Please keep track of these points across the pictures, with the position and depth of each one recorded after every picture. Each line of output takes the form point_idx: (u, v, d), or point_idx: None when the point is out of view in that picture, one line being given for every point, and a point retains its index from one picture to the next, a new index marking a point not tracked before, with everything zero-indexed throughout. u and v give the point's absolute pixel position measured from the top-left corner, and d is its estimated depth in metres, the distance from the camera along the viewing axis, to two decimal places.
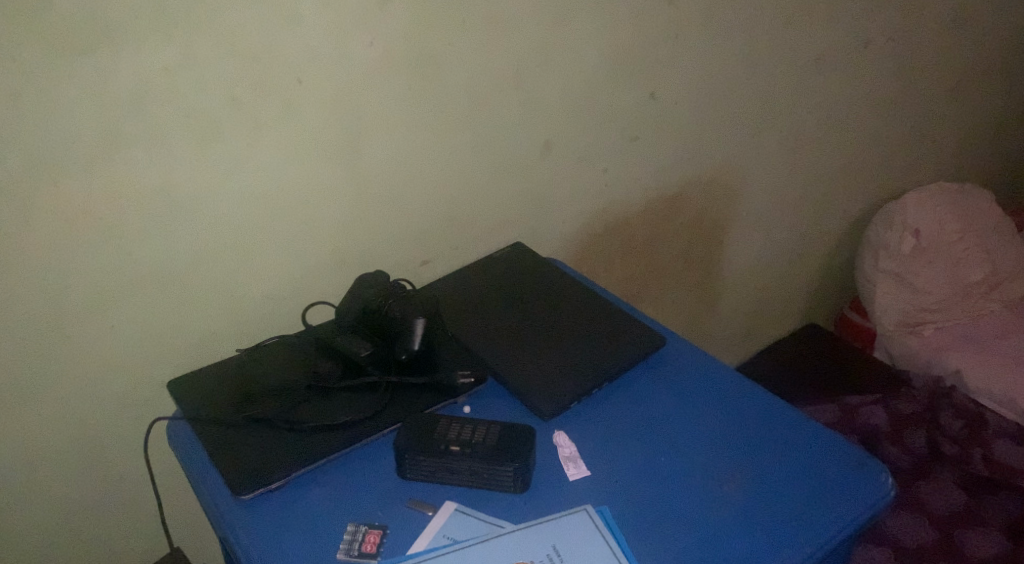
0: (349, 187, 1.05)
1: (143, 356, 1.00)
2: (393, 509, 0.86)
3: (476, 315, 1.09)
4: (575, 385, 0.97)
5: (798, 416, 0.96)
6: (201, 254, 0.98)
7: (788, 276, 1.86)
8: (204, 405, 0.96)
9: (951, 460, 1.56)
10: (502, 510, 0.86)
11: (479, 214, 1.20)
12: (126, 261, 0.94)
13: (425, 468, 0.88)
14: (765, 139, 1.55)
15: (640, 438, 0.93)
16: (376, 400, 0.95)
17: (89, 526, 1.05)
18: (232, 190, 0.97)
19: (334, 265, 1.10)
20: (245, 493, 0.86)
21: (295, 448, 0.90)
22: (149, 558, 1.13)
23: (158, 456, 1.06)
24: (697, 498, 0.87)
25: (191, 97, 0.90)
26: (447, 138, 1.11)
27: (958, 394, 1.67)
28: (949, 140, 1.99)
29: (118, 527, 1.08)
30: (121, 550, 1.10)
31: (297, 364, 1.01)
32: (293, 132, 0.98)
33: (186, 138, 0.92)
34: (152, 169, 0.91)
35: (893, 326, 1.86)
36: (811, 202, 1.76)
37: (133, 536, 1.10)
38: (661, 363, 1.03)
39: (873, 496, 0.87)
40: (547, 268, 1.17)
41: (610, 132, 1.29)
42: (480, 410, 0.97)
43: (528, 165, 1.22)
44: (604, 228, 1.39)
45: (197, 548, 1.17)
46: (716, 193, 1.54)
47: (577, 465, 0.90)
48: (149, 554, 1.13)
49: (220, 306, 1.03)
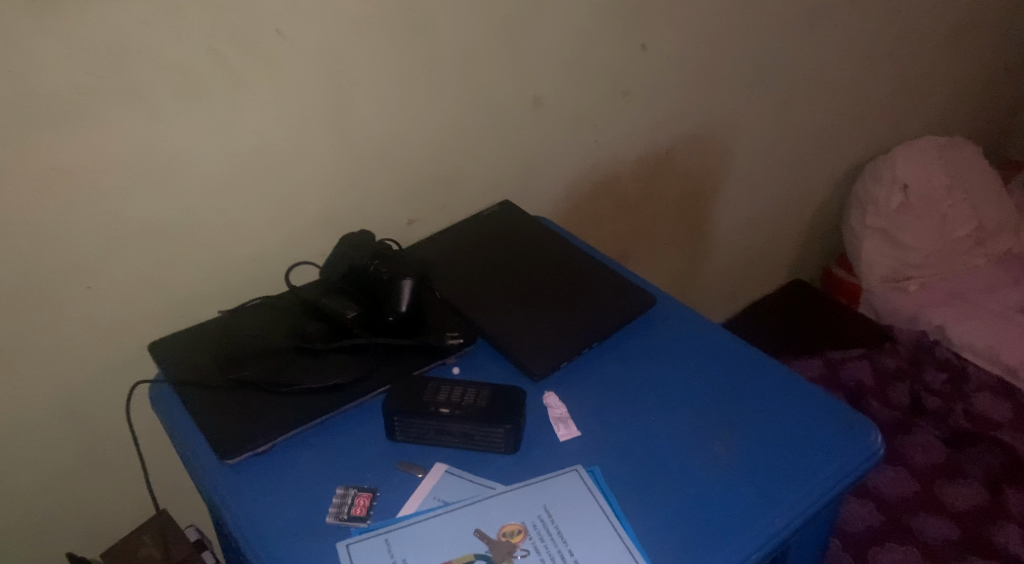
0: (331, 144, 1.02)
1: (125, 319, 0.97)
2: (382, 471, 0.85)
3: (464, 274, 1.07)
4: (566, 346, 0.97)
5: (789, 375, 0.95)
6: (182, 213, 0.95)
7: (777, 234, 1.85)
8: (187, 367, 0.94)
9: (934, 414, 1.59)
10: (492, 471, 0.85)
11: (467, 171, 1.17)
12: (102, 221, 0.90)
13: (415, 429, 0.87)
14: (755, 93, 1.53)
15: (631, 398, 0.93)
16: (364, 362, 0.94)
17: (76, 490, 1.04)
18: (213, 148, 0.93)
19: (320, 224, 1.06)
20: (232, 457, 0.85)
21: (282, 411, 0.89)
22: (138, 520, 1.12)
23: (142, 423, 1.04)
24: (689, 457, 0.86)
25: (168, 51, 0.86)
26: (435, 93, 1.08)
27: (941, 348, 1.71)
28: (941, 93, 1.97)
29: (105, 490, 1.06)
30: (109, 511, 1.08)
31: (284, 326, 0.99)
32: (276, 85, 0.94)
33: (164, 92, 0.88)
34: (126, 126, 0.87)
35: (878, 281, 1.87)
36: (800, 155, 1.74)
37: (120, 501, 1.08)
38: (651, 323, 1.03)
39: (862, 455, 0.87)
40: (535, 227, 1.16)
41: (600, 86, 1.26)
42: (470, 372, 0.97)
43: (516, 121, 1.19)
44: (593, 186, 1.36)
45: (186, 510, 1.15)
46: (706, 150, 1.52)
47: (568, 425, 0.89)
48: (139, 517, 1.12)
49: (202, 267, 0.99)
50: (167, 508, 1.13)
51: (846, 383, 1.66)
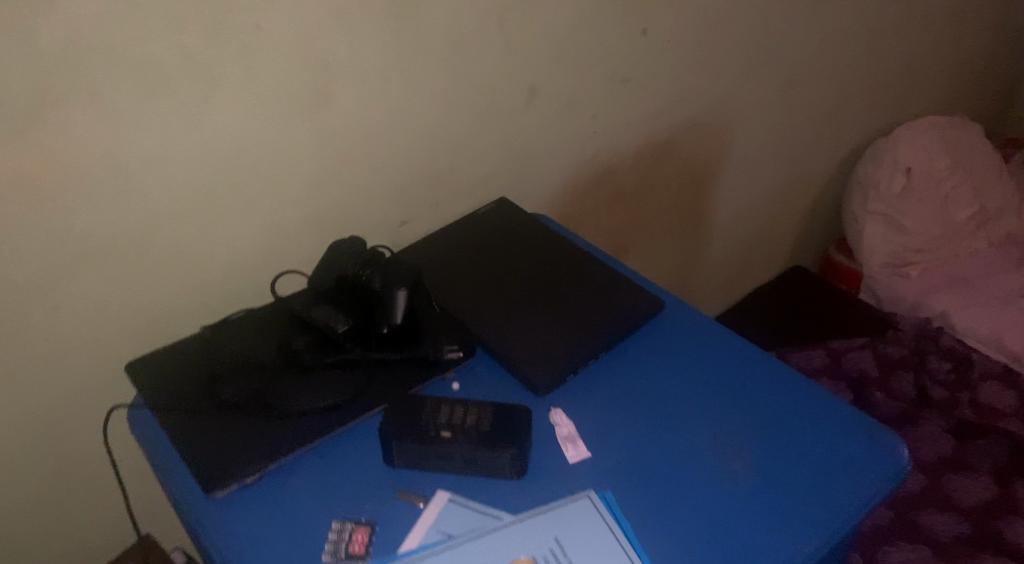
0: (317, 144, 0.94)
1: (97, 339, 0.89)
2: (380, 501, 0.79)
3: (462, 279, 1.01)
4: (571, 355, 0.90)
5: (809, 383, 0.89)
6: (156, 224, 0.87)
7: (777, 220, 1.80)
8: (168, 389, 0.87)
9: (939, 405, 1.54)
10: (498, 498, 0.79)
11: (461, 168, 1.10)
12: (67, 235, 0.82)
13: (415, 454, 0.81)
14: (757, 76, 1.46)
15: (643, 411, 0.86)
16: (356, 380, 0.88)
17: (52, 520, 0.97)
18: (187, 152, 0.85)
19: (305, 229, 0.98)
20: (218, 491, 0.79)
21: (271, 437, 0.82)
22: (118, 547, 1.05)
23: (121, 446, 0.97)
24: (708, 476, 0.81)
25: (135, 48, 0.78)
26: (427, 86, 1.00)
27: (945, 336, 1.66)
28: (943, 71, 1.91)
29: (81, 518, 0.99)
30: (86, 540, 1.01)
31: (270, 338, 0.92)
32: (254, 83, 0.86)
33: (130, 93, 0.80)
34: (91, 132, 0.79)
35: (879, 267, 1.82)
36: (801, 139, 1.68)
37: (100, 527, 1.02)
38: (661, 328, 0.96)
39: (890, 472, 0.81)
40: (534, 226, 1.09)
41: (600, 74, 1.19)
42: (470, 386, 0.90)
43: (513, 114, 1.11)
44: (591, 178, 1.30)
45: (169, 533, 1.09)
46: (707, 137, 1.46)
47: (577, 445, 0.83)
48: (119, 544, 1.05)
49: (181, 279, 0.92)
50: (150, 533, 1.06)
51: (848, 373, 1.61)
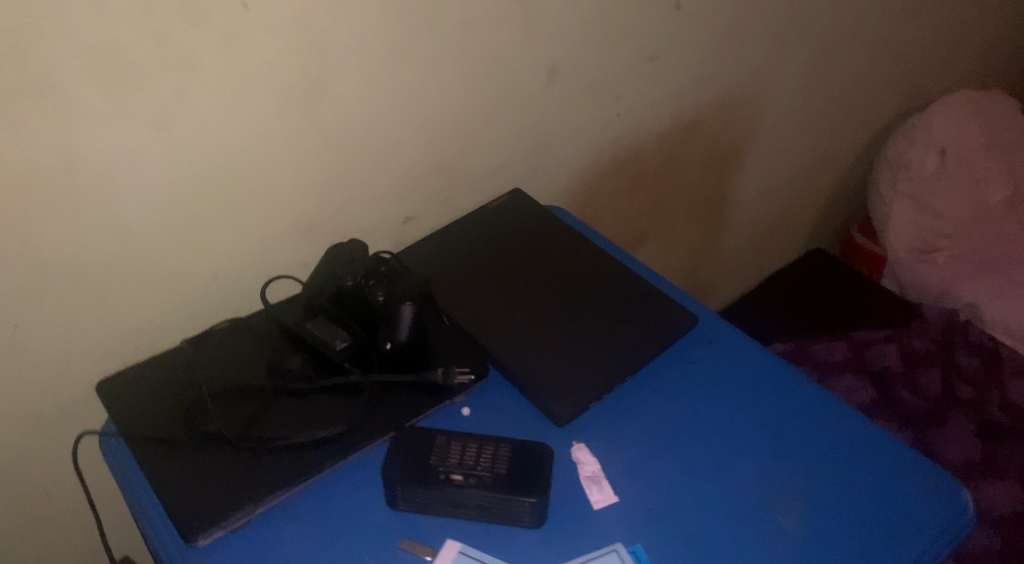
0: (312, 138, 0.83)
1: (65, 357, 0.79)
2: (384, 553, 0.70)
3: (474, 286, 0.91)
4: (596, 380, 0.81)
5: (859, 418, 0.80)
6: (128, 230, 0.76)
7: (801, 201, 1.69)
8: (145, 416, 0.77)
9: (968, 405, 1.44)
10: (516, 551, 0.71)
11: (471, 158, 0.98)
12: (24, 246, 0.72)
13: (422, 499, 0.72)
14: (791, 49, 1.34)
15: (677, 451, 0.78)
16: (356, 407, 0.78)
17: (19, 551, 0.88)
18: (161, 152, 0.74)
19: (298, 233, 0.88)
20: (199, 539, 0.70)
21: (260, 475, 0.73)
22: None
23: (94, 470, 0.87)
24: (751, 531, 0.72)
25: (98, 33, 0.67)
26: (437, 68, 0.88)
27: (974, 329, 1.57)
28: (982, 40, 1.78)
29: (53, 548, 0.90)
30: None
31: (260, 357, 0.83)
32: (239, 72, 0.75)
33: (94, 86, 0.69)
34: (49, 129, 0.68)
35: (904, 252, 1.73)
36: (831, 115, 1.56)
37: (74, 555, 0.92)
38: (694, 348, 0.87)
39: (951, 527, 0.73)
40: (551, 224, 0.98)
41: (626, 51, 1.07)
42: (483, 414, 0.81)
43: (531, 97, 1.00)
44: (612, 165, 1.19)
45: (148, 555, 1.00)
46: (735, 117, 1.34)
47: (602, 488, 0.75)
48: None
49: (158, 290, 0.81)
50: (128, 557, 0.97)
51: (871, 366, 1.52)
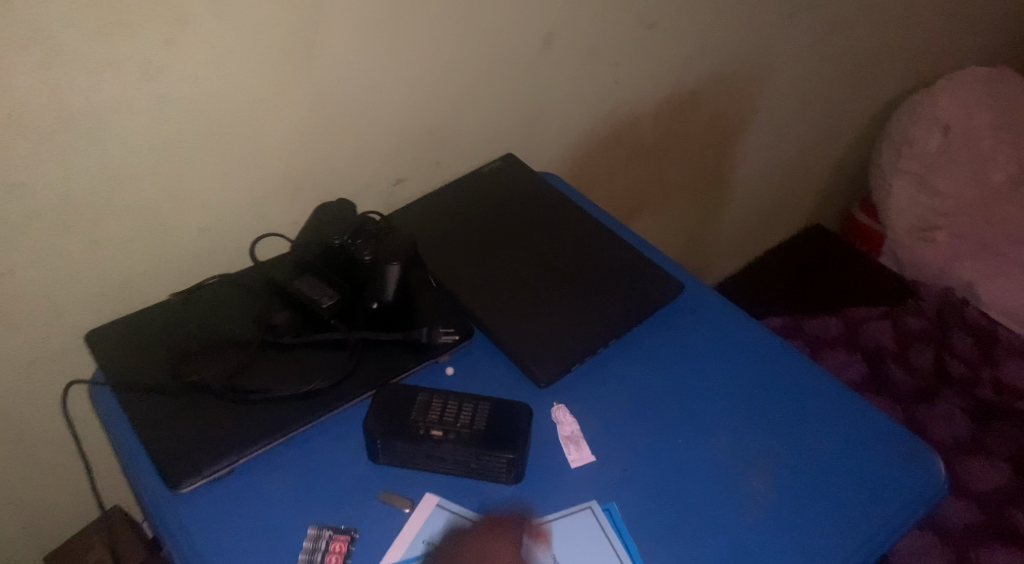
0: (303, 96, 0.83)
1: (54, 304, 0.80)
2: (362, 504, 0.72)
3: (461, 249, 0.92)
4: (578, 343, 0.82)
5: (839, 389, 0.81)
6: (117, 180, 0.77)
7: (801, 176, 1.69)
8: (133, 366, 0.79)
9: (959, 384, 1.44)
10: (492, 506, 0.72)
11: (465, 122, 0.99)
12: (13, 192, 0.73)
13: (401, 453, 0.73)
14: (794, 21, 1.33)
15: (656, 414, 0.79)
16: (341, 362, 0.80)
17: (11, 496, 0.90)
18: (151, 102, 0.75)
19: (288, 189, 0.88)
20: (183, 485, 0.71)
21: (244, 427, 0.75)
22: (82, 523, 0.98)
23: (85, 418, 0.89)
24: (723, 492, 0.73)
25: None
26: (430, 27, 0.88)
27: (971, 309, 1.57)
28: (991, 19, 1.77)
29: (43, 494, 0.92)
30: (48, 515, 0.94)
31: (248, 312, 0.84)
32: (229, 25, 0.75)
33: (84, 33, 0.69)
34: (38, 75, 0.69)
35: (904, 231, 1.71)
36: (834, 89, 1.55)
37: (64, 503, 0.94)
38: (679, 315, 0.87)
39: (923, 495, 0.73)
40: (542, 191, 0.99)
41: (625, 18, 1.07)
42: (466, 373, 0.82)
43: (527, 62, 1.00)
44: (608, 133, 1.19)
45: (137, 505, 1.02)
46: (735, 88, 1.34)
47: (581, 447, 0.76)
48: (82, 519, 0.98)
49: (148, 240, 0.82)
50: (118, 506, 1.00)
51: (866, 342, 1.52)
